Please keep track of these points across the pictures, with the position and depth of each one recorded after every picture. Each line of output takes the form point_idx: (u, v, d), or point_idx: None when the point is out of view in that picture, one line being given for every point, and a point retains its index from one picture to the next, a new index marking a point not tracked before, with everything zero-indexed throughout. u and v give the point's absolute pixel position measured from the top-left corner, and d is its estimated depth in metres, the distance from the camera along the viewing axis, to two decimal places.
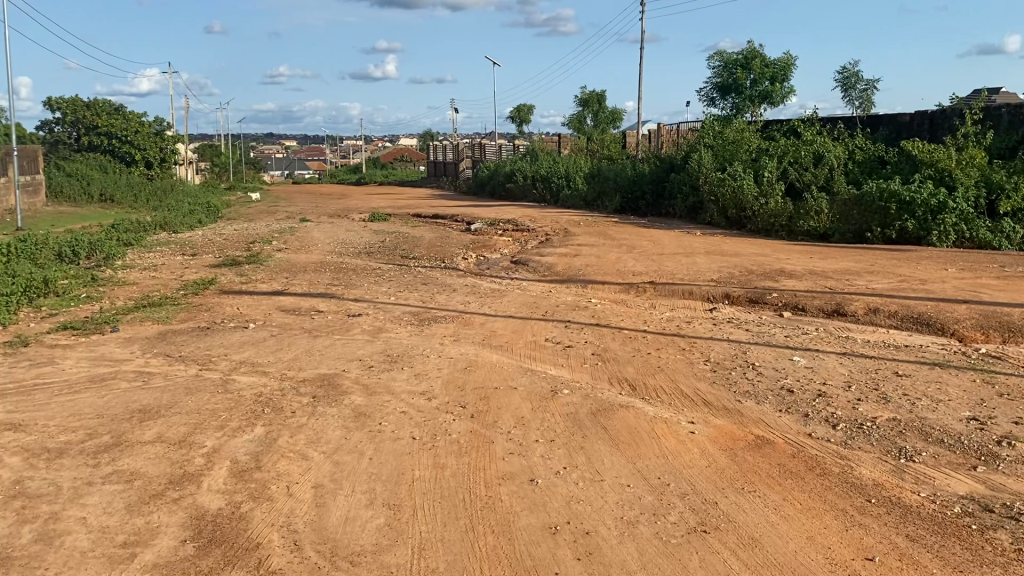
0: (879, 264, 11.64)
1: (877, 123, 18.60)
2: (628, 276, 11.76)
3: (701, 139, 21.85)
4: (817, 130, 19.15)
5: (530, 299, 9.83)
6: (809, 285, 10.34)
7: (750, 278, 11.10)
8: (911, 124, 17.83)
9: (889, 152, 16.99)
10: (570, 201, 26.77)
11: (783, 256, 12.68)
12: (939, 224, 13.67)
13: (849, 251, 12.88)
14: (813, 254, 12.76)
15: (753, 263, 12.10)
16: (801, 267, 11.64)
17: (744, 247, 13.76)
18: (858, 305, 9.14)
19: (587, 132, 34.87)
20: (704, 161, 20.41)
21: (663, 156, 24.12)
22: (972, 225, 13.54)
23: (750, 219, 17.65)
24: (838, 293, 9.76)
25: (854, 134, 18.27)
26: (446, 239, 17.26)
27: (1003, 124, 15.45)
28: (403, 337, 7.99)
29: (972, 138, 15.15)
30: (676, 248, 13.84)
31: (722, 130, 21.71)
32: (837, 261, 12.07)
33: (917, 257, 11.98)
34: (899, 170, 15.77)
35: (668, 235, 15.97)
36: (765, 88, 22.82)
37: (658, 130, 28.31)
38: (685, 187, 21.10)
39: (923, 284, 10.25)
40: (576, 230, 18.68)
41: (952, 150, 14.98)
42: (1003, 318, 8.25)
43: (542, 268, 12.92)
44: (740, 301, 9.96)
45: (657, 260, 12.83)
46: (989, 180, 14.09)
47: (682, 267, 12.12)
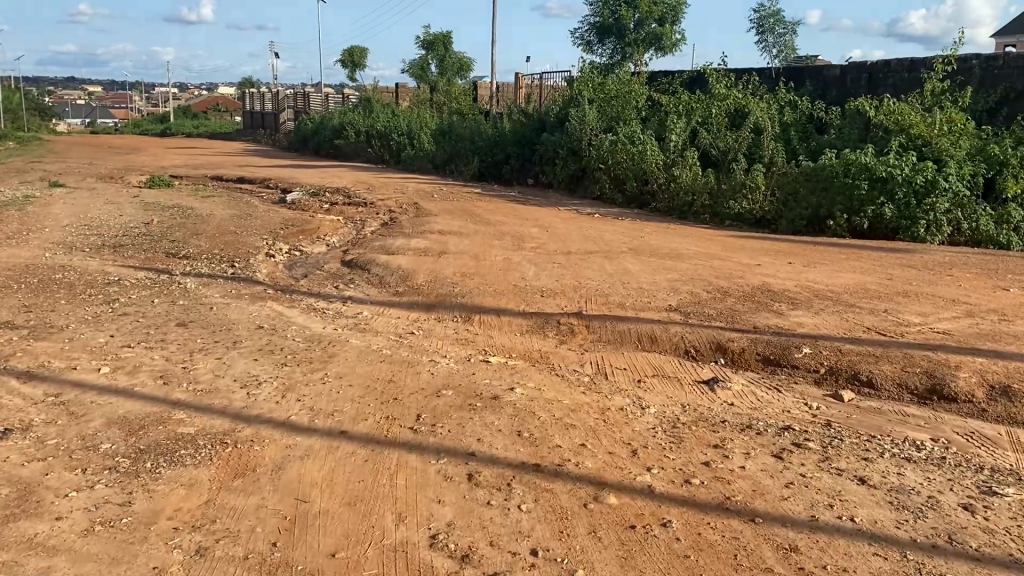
0: (899, 277, 7.84)
1: (801, 78, 15.09)
2: (534, 298, 7.37)
3: (580, 91, 17.69)
4: (728, 83, 15.41)
5: (377, 371, 5.17)
6: (840, 326, 6.33)
7: (731, 305, 6.97)
8: (844, 79, 14.41)
9: (828, 113, 13.46)
10: (416, 163, 21.96)
11: (748, 260, 8.66)
12: (927, 212, 10.17)
13: (832, 252, 9.11)
14: (787, 256, 8.83)
15: (716, 274, 7.98)
16: (793, 283, 7.62)
17: (681, 243, 9.65)
18: (968, 377, 5.17)
19: (431, 81, 30.03)
20: (588, 119, 16.23)
21: (528, 111, 19.83)
22: (971, 213, 10.12)
23: (657, 196, 13.62)
24: (906, 344, 5.79)
25: (776, 90, 14.74)
26: (247, 220, 12.15)
27: (975, 79, 12.25)
28: (63, 544, 3.17)
29: (945, 96, 11.80)
30: (585, 243, 9.56)
31: (606, 79, 17.61)
32: (834, 270, 8.16)
33: (940, 265, 8.34)
34: (851, 140, 12.27)
35: (561, 222, 11.65)
36: (651, 31, 18.94)
37: (517, 81, 23.93)
38: (566, 151, 16.88)
39: (1005, 320, 6.48)
40: (429, 207, 14.02)
41: (923, 111, 11.58)
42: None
43: (391, 279, 8.23)
44: (748, 360, 5.78)
45: (566, 266, 8.46)
46: (984, 151, 10.64)
47: (613, 280, 7.82)
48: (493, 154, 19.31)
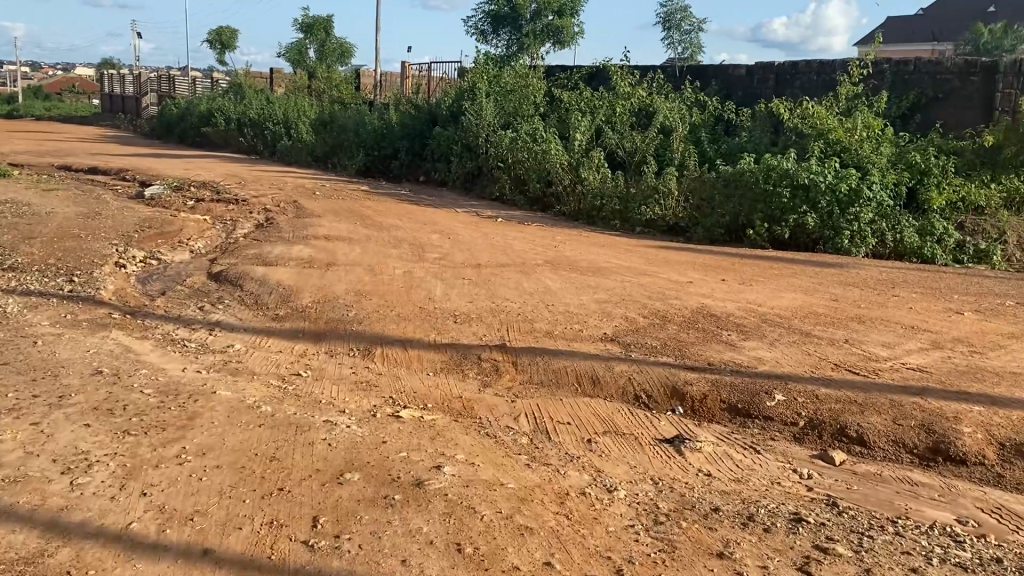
0: (844, 298, 7.13)
1: (706, 77, 14.50)
2: (445, 324, 6.22)
3: (475, 83, 16.64)
4: (632, 80, 14.67)
5: (253, 442, 3.91)
6: (805, 362, 5.46)
7: (674, 333, 6.03)
8: (750, 79, 13.90)
9: (737, 114, 12.90)
10: (294, 155, 20.28)
11: (677, 276, 7.78)
12: (851, 222, 9.63)
13: (763, 265, 8.36)
14: (718, 270, 8.02)
15: (648, 294, 7.05)
16: (735, 305, 6.77)
17: (599, 254, 8.70)
18: (973, 432, 4.37)
19: (309, 67, 28.21)
20: (485, 114, 15.20)
21: (417, 102, 18.59)
22: (895, 223, 9.64)
23: (562, 199, 12.67)
24: (888, 387, 4.97)
25: (682, 90, 14.10)
26: (95, 219, 10.42)
27: (886, 84, 11.92)
28: None
29: (861, 101, 11.38)
30: (494, 255, 8.47)
31: (502, 72, 16.57)
32: (773, 288, 7.38)
33: (879, 283, 7.71)
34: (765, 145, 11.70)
35: (463, 228, 10.54)
36: (549, 23, 18.08)
37: (404, 71, 22.59)
38: (461, 148, 15.77)
39: (976, 352, 5.79)
40: (311, 205, 12.59)
41: (839, 116, 11.10)
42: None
43: (271, 298, 6.90)
44: (712, 409, 4.82)
45: (478, 283, 7.36)
46: (905, 160, 10.21)
47: (535, 301, 6.77)
48: (380, 149, 17.97)
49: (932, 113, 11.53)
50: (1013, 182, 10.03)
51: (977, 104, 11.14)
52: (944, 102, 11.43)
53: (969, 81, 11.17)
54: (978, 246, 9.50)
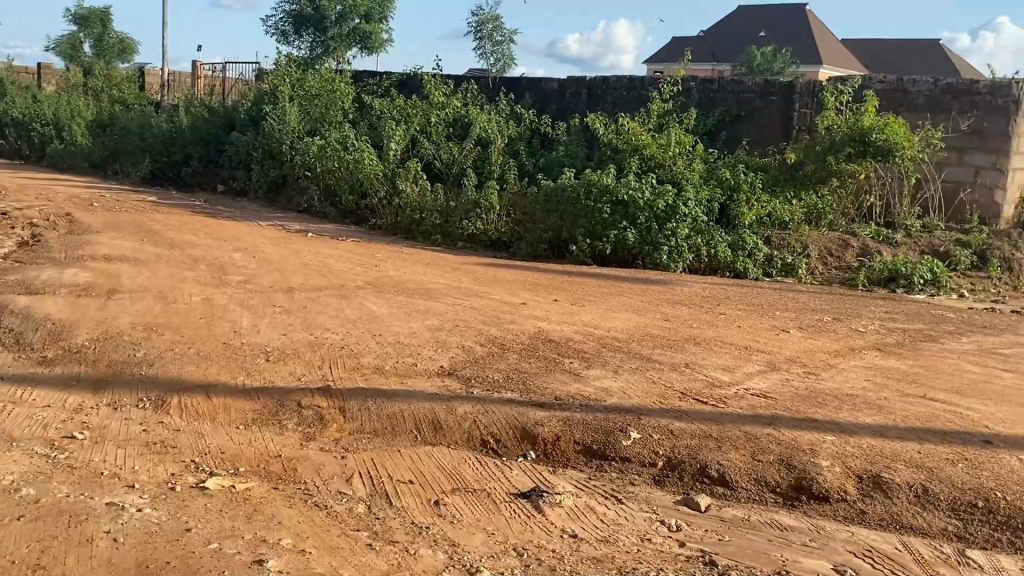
0: (677, 317, 7.01)
1: (520, 89, 14.35)
2: (256, 364, 5.44)
3: (277, 86, 15.75)
4: (446, 91, 14.33)
5: (4, 548, 3.03)
6: (653, 391, 5.17)
7: (514, 364, 5.59)
8: (562, 92, 13.91)
9: (554, 127, 12.93)
10: (68, 161, 18.30)
11: (508, 297, 7.38)
12: (669, 237, 9.67)
13: (591, 283, 8.15)
14: (549, 290, 7.70)
15: (481, 320, 6.60)
16: (572, 329, 6.45)
17: (423, 275, 8.16)
18: (831, 466, 4.20)
19: (84, 63, 25.61)
20: (291, 119, 14.31)
21: (212, 106, 17.24)
22: (709, 238, 9.78)
23: (378, 213, 12.18)
24: (741, 418, 4.76)
25: (497, 102, 13.88)
26: None
27: (693, 101, 12.27)
28: None
29: (673, 117, 11.61)
30: (307, 279, 7.72)
31: (309, 76, 15.92)
32: (606, 308, 7.14)
33: (705, 299, 7.68)
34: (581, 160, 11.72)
35: (269, 245, 9.64)
36: (356, 26, 17.39)
37: (195, 72, 20.97)
38: (263, 156, 14.70)
39: (810, 372, 5.76)
40: (89, 219, 11.14)
41: (652, 131, 11.21)
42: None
43: (38, 335, 5.79)
44: (566, 453, 4.38)
45: (292, 311, 6.60)
46: (717, 177, 10.47)
47: (359, 331, 6.14)
48: (170, 155, 16.50)
49: (736, 131, 11.96)
50: (813, 199, 10.53)
51: (776, 123, 11.67)
52: (747, 120, 11.88)
53: (769, 101, 11.68)
54: (785, 260, 9.78)
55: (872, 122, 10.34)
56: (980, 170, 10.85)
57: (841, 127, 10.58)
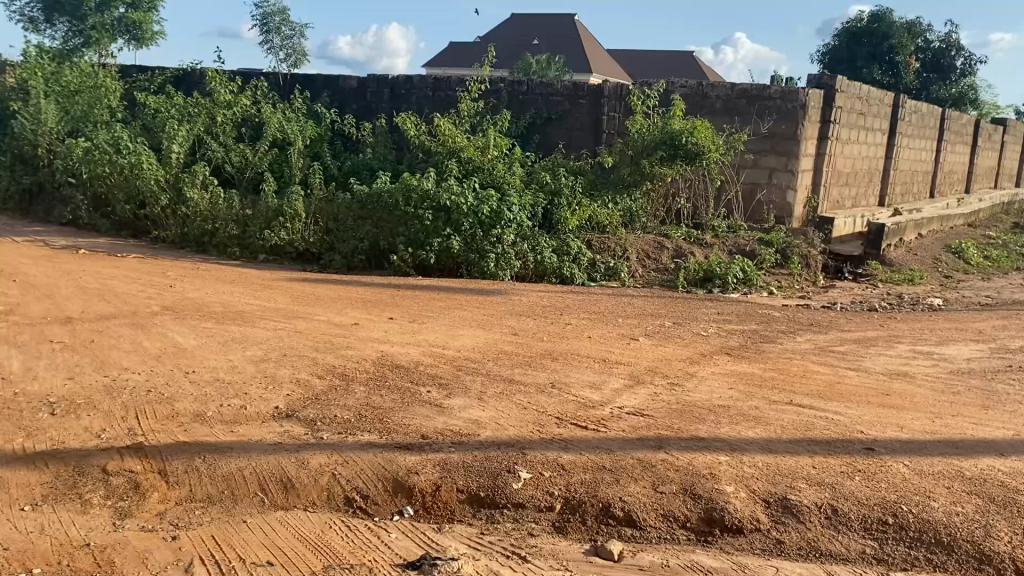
0: (523, 332, 6.57)
1: (317, 87, 13.42)
2: (37, 421, 4.34)
3: (27, 79, 13.71)
4: (234, 88, 13.02)
5: None
6: (525, 420, 4.64)
7: (363, 397, 4.89)
8: (363, 92, 13.14)
9: (358, 129, 12.13)
10: None
11: (336, 318, 6.62)
12: (495, 245, 9.32)
13: (422, 296, 7.54)
14: (380, 307, 7.00)
15: (312, 347, 5.80)
16: (418, 351, 5.83)
17: (230, 295, 7.17)
18: (737, 491, 3.87)
19: None
20: (47, 117, 12.39)
21: None
22: (535, 244, 9.54)
23: (161, 223, 10.80)
24: (630, 443, 4.35)
25: (292, 101, 12.86)
26: None
27: (502, 103, 11.94)
28: None
29: (486, 119, 11.23)
30: (89, 307, 6.51)
31: (68, 69, 14.05)
32: (447, 325, 6.56)
33: (544, 310, 7.32)
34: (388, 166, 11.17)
35: (31, 265, 8.17)
36: (120, 16, 15.97)
37: None
38: (12, 159, 12.70)
39: (675, 383, 5.49)
40: None
41: (467, 134, 10.79)
42: (1014, 484, 4.09)
43: None
44: (449, 505, 3.75)
45: (75, 347, 5.46)
46: (537, 181, 10.21)
47: (168, 368, 5.16)
48: None
49: (546, 133, 11.78)
50: (627, 203, 10.52)
51: (586, 126, 11.61)
52: (557, 123, 11.74)
53: (578, 104, 11.58)
54: (608, 265, 9.66)
55: (682, 125, 10.46)
56: (773, 172, 11.33)
57: (651, 130, 10.67)
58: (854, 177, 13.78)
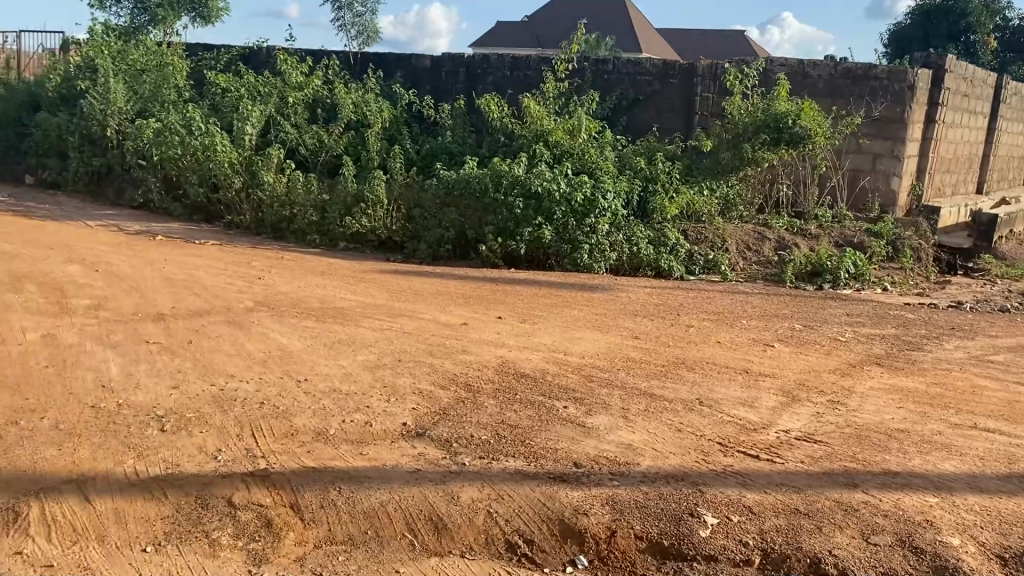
0: (645, 334, 5.99)
1: (389, 67, 12.91)
2: (147, 437, 3.91)
3: (94, 58, 13.43)
4: (305, 69, 12.55)
5: None
6: (686, 445, 4.08)
7: (496, 414, 4.37)
8: (437, 71, 12.60)
9: (436, 111, 11.60)
10: None
11: (442, 317, 6.11)
12: (590, 235, 8.72)
13: (524, 292, 7.00)
14: (484, 305, 6.48)
15: (426, 351, 5.31)
16: (540, 357, 5.29)
17: (323, 290, 6.71)
18: (965, 546, 3.27)
19: None
20: (116, 96, 12.07)
21: (9, 82, 14.69)
22: (631, 233, 8.88)
23: (235, 207, 10.48)
24: (818, 479, 3.77)
25: (366, 80, 12.38)
26: None
27: (587, 83, 11.30)
28: None
29: (576, 101, 10.59)
30: (179, 301, 6.11)
31: (135, 49, 13.75)
32: (562, 326, 6.01)
33: (658, 307, 6.72)
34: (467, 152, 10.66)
35: (110, 252, 7.81)
36: None
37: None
38: (80, 140, 12.41)
39: (835, 401, 4.87)
40: None
41: (554, 116, 10.20)
42: None
43: None
44: (628, 556, 3.21)
45: (174, 349, 5.03)
46: (631, 166, 9.57)
47: (277, 376, 4.71)
48: None
49: (633, 115, 11.14)
50: (725, 189, 9.83)
51: (677, 107, 10.94)
52: (645, 104, 11.09)
53: (668, 84, 10.91)
54: (708, 256, 8.96)
55: (788, 108, 9.72)
56: (878, 157, 10.54)
57: (752, 112, 9.94)
58: (956, 163, 12.88)
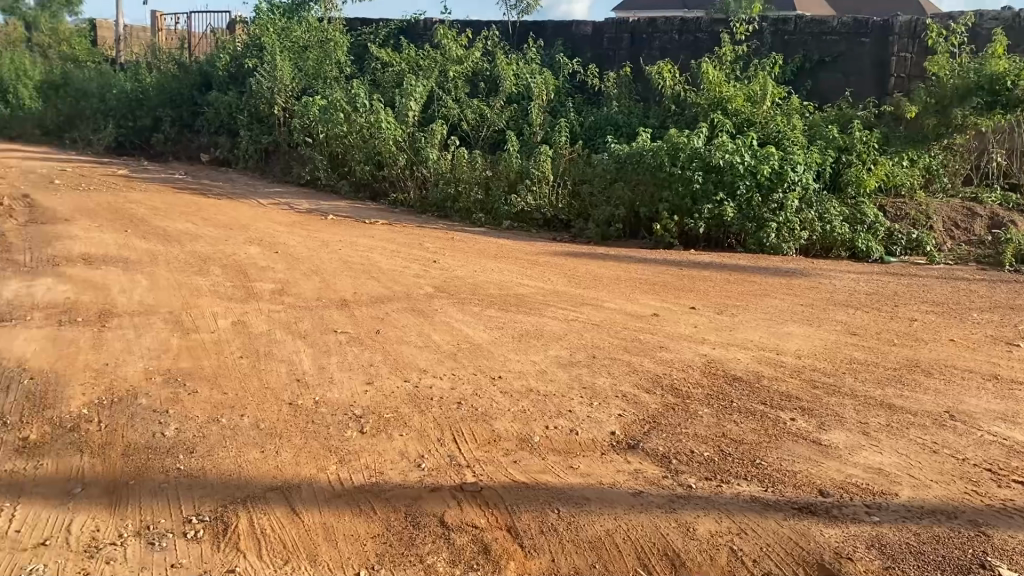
0: (861, 329, 5.36)
1: (550, 36, 12.47)
2: (347, 439, 3.70)
3: (261, 37, 13.69)
4: (465, 41, 12.30)
5: None
6: (948, 471, 3.49)
7: (715, 425, 3.91)
8: (599, 38, 12.05)
9: (599, 80, 11.04)
10: (18, 127, 16.69)
11: (632, 306, 5.65)
12: (778, 213, 8.07)
13: (713, 278, 6.48)
14: (674, 293, 6.01)
15: (621, 345, 4.85)
16: (750, 357, 4.78)
17: (500, 275, 6.39)
18: None
19: (26, 16, 23.34)
20: (282, 74, 12.22)
21: (184, 63, 15.27)
22: (824, 210, 8.16)
23: (399, 184, 10.38)
24: None
25: (527, 50, 12.02)
26: None
27: (765, 47, 10.50)
28: None
29: (755, 65, 9.82)
30: (359, 287, 5.97)
31: (297, 26, 13.88)
32: (765, 320, 5.45)
33: (869, 297, 6.04)
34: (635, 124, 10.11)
35: (286, 234, 7.84)
36: None
37: (156, 28, 18.86)
38: (249, 118, 12.70)
39: None
40: (56, 203, 9.23)
41: (732, 82, 9.49)
42: None
43: (8, 400, 3.99)
44: None
45: (362, 340, 4.84)
46: (821, 136, 8.78)
47: (470, 372, 4.41)
48: (137, 119, 14.65)
49: (818, 78, 10.24)
50: (927, 158, 8.85)
51: (868, 69, 9.96)
52: (831, 66, 10.18)
53: (859, 44, 9.98)
54: (911, 235, 8.13)
55: (1006, 68, 8.65)
56: None
57: (961, 74, 8.90)
58: None
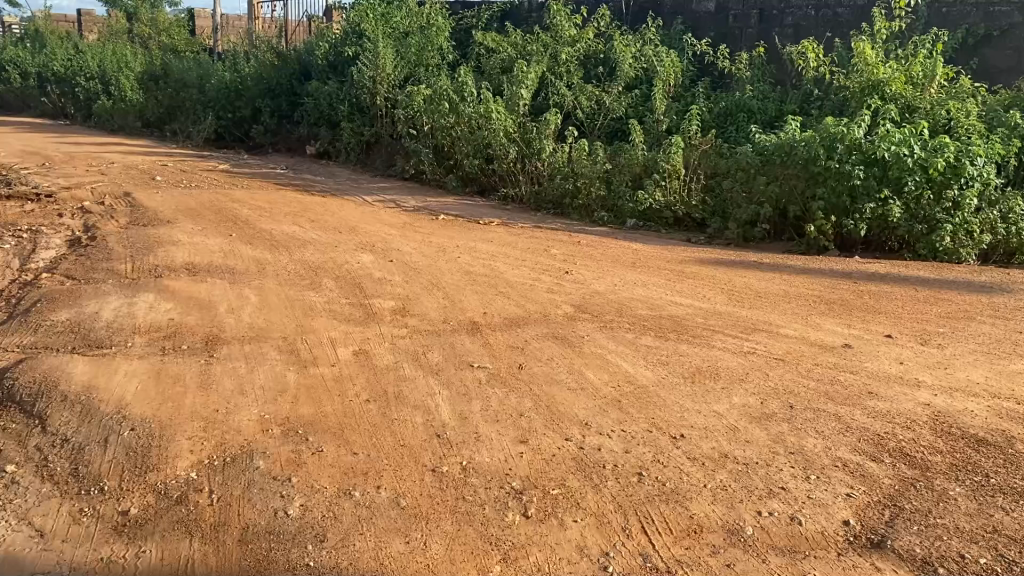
0: None
1: (669, 15, 11.52)
2: (512, 523, 2.95)
3: (360, 23, 13.11)
4: (577, 22, 11.46)
5: None
6: None
7: (978, 515, 3.02)
8: (723, 15, 10.97)
9: (729, 62, 10.06)
10: (119, 119, 16.65)
11: (814, 336, 4.73)
12: (955, 212, 6.97)
13: (899, 295, 5.51)
14: (859, 316, 5.09)
15: (820, 394, 3.96)
16: (986, 409, 3.84)
17: (646, 290, 5.56)
18: None
19: (126, 9, 23.49)
20: (384, 62, 11.63)
21: (282, 51, 14.87)
22: (1009, 209, 7.01)
23: (509, 179, 9.63)
24: None
25: (645, 30, 11.07)
26: None
27: (922, 21, 9.32)
28: None
29: (915, 41, 8.66)
30: (491, 306, 5.24)
31: (398, 10, 13.22)
32: (984, 354, 4.47)
33: None
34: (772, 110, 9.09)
35: (399, 238, 7.19)
36: None
37: (253, 16, 18.56)
38: (350, 108, 12.14)
39: None
40: (159, 202, 8.83)
41: (890, 61, 8.38)
42: None
43: (106, 459, 3.40)
44: None
45: (505, 379, 4.09)
46: (999, 121, 7.60)
47: (643, 428, 3.60)
48: (237, 111, 14.32)
49: (986, 54, 8.96)
50: None
51: None
52: (1000, 41, 8.88)
53: None
54: None
55: None
56: None
57: None
58: None
